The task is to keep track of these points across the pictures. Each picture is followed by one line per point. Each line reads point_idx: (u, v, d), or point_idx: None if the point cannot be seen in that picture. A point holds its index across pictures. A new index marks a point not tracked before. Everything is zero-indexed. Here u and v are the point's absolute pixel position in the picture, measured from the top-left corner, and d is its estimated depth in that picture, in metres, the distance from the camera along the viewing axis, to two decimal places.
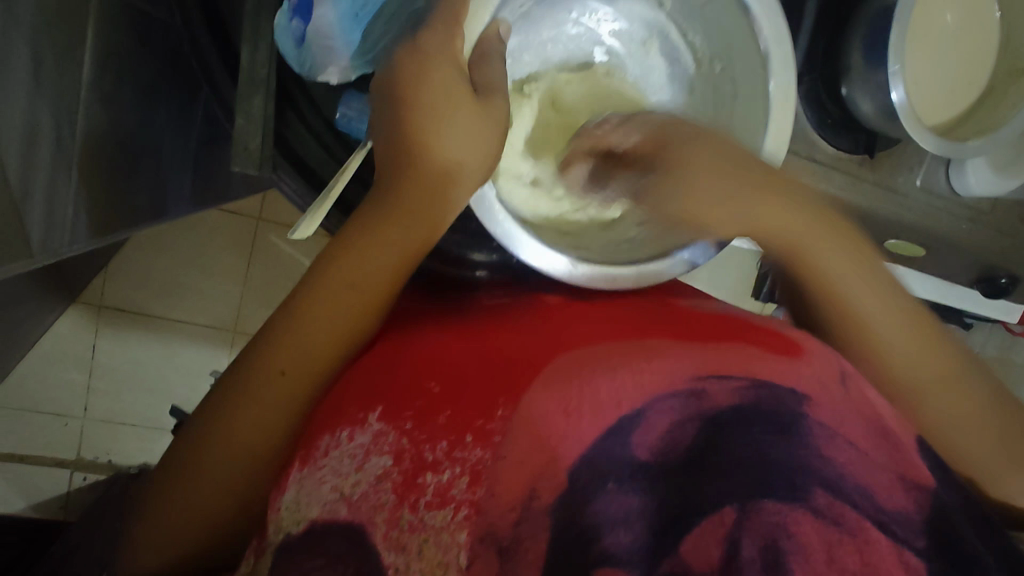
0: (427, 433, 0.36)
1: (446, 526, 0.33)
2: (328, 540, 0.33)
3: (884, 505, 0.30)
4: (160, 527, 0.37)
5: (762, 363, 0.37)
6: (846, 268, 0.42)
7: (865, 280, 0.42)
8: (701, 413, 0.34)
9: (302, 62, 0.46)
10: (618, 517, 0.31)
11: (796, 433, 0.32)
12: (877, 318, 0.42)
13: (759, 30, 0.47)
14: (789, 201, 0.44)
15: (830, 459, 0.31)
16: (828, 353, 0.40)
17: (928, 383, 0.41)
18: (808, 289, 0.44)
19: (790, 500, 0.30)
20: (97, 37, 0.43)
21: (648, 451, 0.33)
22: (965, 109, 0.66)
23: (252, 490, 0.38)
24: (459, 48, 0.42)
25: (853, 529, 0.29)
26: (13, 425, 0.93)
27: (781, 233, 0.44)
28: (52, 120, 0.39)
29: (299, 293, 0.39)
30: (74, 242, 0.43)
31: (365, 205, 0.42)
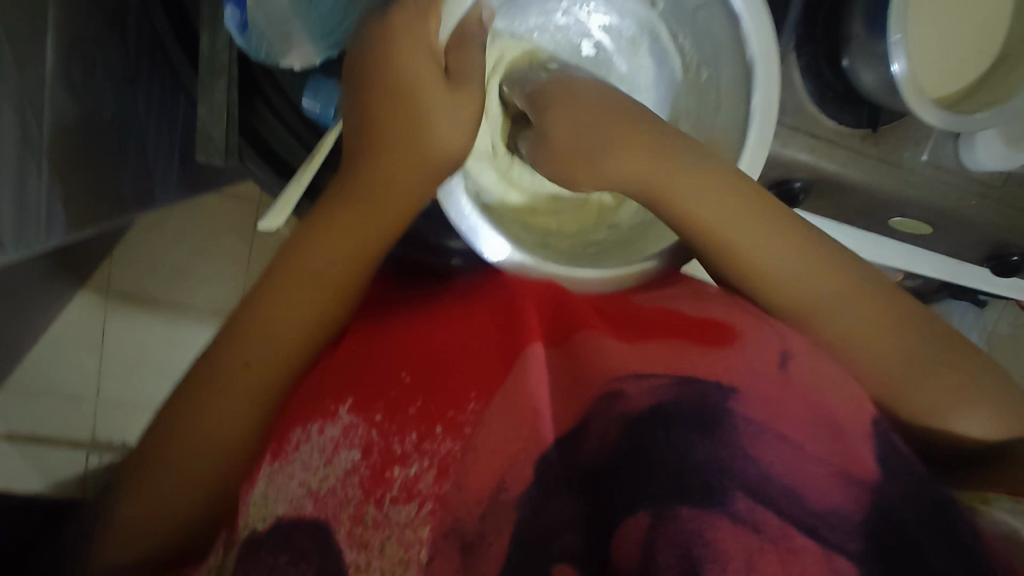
0: (396, 425, 0.37)
1: (410, 522, 0.33)
2: (295, 536, 0.34)
3: (815, 508, 0.32)
4: (135, 521, 0.39)
5: (690, 356, 0.38)
6: (730, 226, 0.43)
7: (762, 237, 0.43)
8: (625, 414, 0.35)
9: (257, 50, 0.44)
10: (565, 522, 0.32)
11: (722, 433, 0.33)
12: (781, 274, 0.43)
13: (749, 45, 0.47)
14: (652, 147, 0.43)
15: (755, 458, 0.33)
16: (770, 335, 0.41)
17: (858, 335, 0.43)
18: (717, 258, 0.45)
19: (711, 505, 0.31)
20: (60, 27, 0.43)
21: (597, 453, 0.34)
22: (972, 82, 0.62)
23: (225, 481, 0.40)
24: (432, 31, 0.40)
25: (774, 536, 0.31)
26: (28, 408, 0.95)
27: (652, 186, 0.43)
28: (16, 112, 0.39)
29: (270, 282, 0.40)
30: (50, 235, 0.44)
31: (337, 185, 0.41)
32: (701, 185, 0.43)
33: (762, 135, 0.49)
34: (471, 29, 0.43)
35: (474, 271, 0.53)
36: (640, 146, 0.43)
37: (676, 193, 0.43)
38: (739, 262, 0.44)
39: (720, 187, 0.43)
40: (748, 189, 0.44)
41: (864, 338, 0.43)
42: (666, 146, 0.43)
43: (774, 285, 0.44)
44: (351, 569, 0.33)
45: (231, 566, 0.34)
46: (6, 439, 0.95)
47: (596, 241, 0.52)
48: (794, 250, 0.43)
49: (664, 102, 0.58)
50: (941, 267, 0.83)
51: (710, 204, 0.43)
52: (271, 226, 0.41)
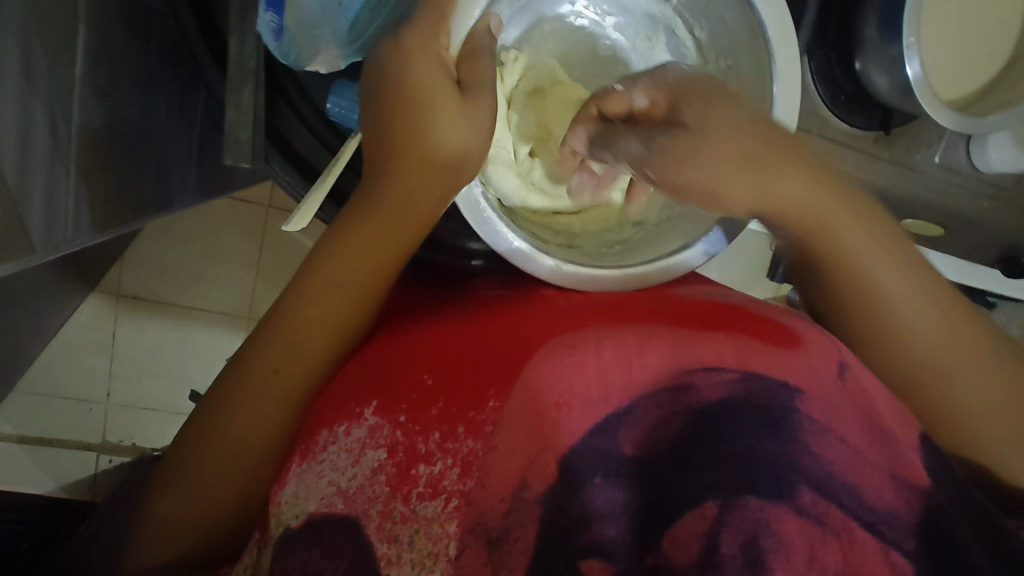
0: (420, 425, 0.37)
1: (436, 516, 0.34)
2: (327, 532, 0.34)
3: (873, 504, 0.31)
4: (173, 516, 0.39)
5: (755, 354, 0.37)
6: (867, 251, 0.40)
7: (891, 263, 0.40)
8: (691, 408, 0.35)
9: (286, 53, 0.45)
10: (602, 511, 0.32)
11: (786, 428, 0.33)
12: (898, 300, 0.40)
13: (765, 30, 0.47)
14: (806, 169, 0.39)
15: (819, 455, 0.32)
16: (829, 342, 0.39)
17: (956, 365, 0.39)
18: (835, 282, 0.41)
19: (776, 498, 0.30)
20: (89, 32, 0.43)
21: (638, 445, 0.34)
22: (986, 84, 0.62)
23: (260, 487, 0.40)
24: (443, 44, 0.41)
25: (837, 529, 0.30)
26: (39, 410, 0.95)
27: (790, 212, 0.39)
28: (47, 116, 0.39)
29: (293, 290, 0.41)
30: (76, 236, 0.44)
31: (358, 193, 0.42)
32: (858, 220, 0.40)
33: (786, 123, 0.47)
34: (483, 39, 0.43)
35: (494, 275, 0.56)
36: (793, 167, 0.39)
37: (827, 230, 0.40)
38: (867, 304, 0.40)
39: (868, 220, 0.40)
40: (877, 217, 0.41)
41: (991, 403, 0.39)
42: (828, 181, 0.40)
43: (892, 318, 0.40)
44: (383, 563, 0.33)
45: (266, 563, 0.34)
46: (16, 440, 0.95)
47: (621, 239, 0.53)
48: (919, 278, 0.40)
49: None
50: None
51: (855, 244, 0.40)
52: (297, 226, 0.42)
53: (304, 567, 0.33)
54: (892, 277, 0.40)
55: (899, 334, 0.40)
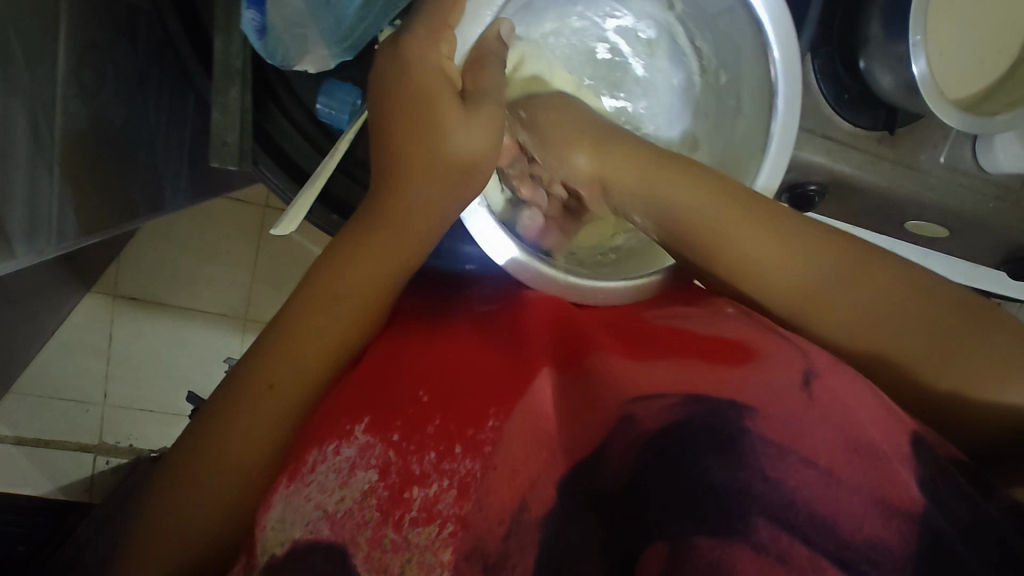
0: (416, 444, 0.36)
1: (430, 544, 0.32)
2: (311, 562, 0.32)
3: (847, 537, 0.29)
4: (155, 540, 0.37)
5: (700, 374, 0.37)
6: (720, 217, 0.45)
7: (746, 227, 0.44)
8: (637, 438, 0.34)
9: (272, 54, 0.44)
10: (589, 544, 0.32)
11: (739, 453, 0.31)
12: (763, 268, 0.44)
13: (770, 51, 0.46)
14: (680, 173, 0.47)
15: (778, 483, 0.30)
16: (792, 350, 0.38)
17: (840, 315, 0.42)
18: (706, 252, 0.46)
19: (730, 535, 0.29)
20: (70, 31, 0.42)
21: (618, 476, 0.34)
22: (994, 82, 0.61)
23: (244, 512, 0.37)
24: (443, 55, 0.41)
25: (802, 568, 0.28)
26: (35, 412, 0.95)
27: (664, 204, 0.47)
28: (26, 117, 0.38)
29: (287, 310, 0.41)
30: (60, 240, 0.43)
31: (355, 214, 0.42)
32: (703, 191, 0.46)
33: (785, 142, 0.48)
34: (493, 45, 0.44)
35: (485, 283, 0.54)
36: (670, 175, 0.47)
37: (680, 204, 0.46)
38: (743, 271, 0.45)
39: (720, 191, 0.46)
40: (730, 187, 0.46)
41: (885, 326, 0.40)
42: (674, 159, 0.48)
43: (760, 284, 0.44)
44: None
45: None
46: (12, 442, 0.94)
47: (615, 247, 0.57)
48: (780, 240, 0.44)
49: (683, 105, 0.58)
50: (954, 270, 0.82)
51: (701, 209, 0.45)
52: (284, 230, 0.40)
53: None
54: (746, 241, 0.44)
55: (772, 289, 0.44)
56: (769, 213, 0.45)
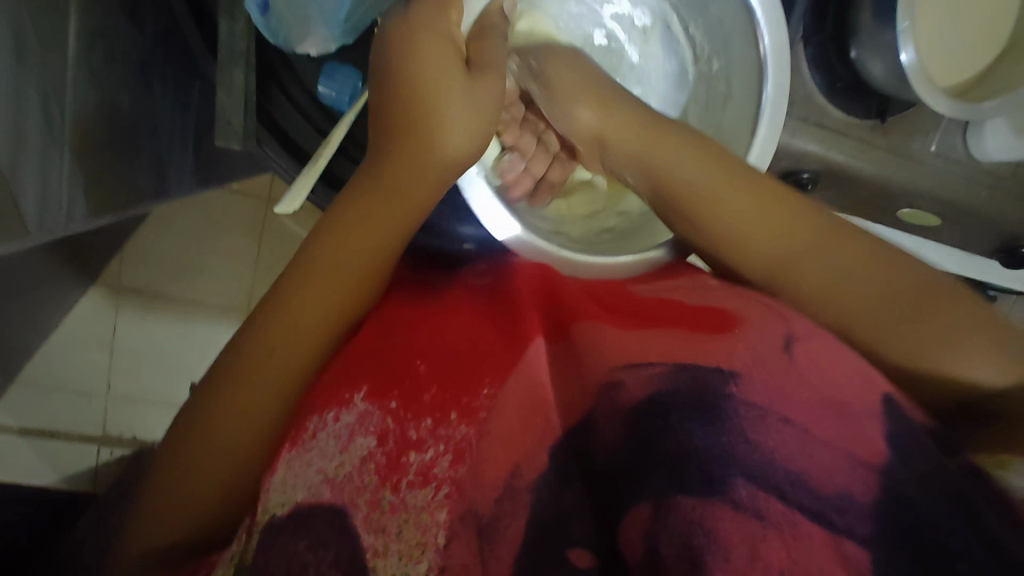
0: (413, 411, 0.37)
1: (427, 505, 0.34)
2: (313, 524, 0.33)
3: (821, 493, 0.31)
4: (163, 506, 0.39)
5: (687, 346, 0.37)
6: (706, 181, 0.46)
7: (733, 189, 0.46)
8: (624, 408, 0.35)
9: (275, 33, 0.46)
10: (575, 511, 0.34)
11: (719, 419, 0.33)
12: (749, 234, 0.45)
13: (761, 40, 0.48)
14: (675, 136, 0.48)
15: (756, 445, 0.32)
16: (775, 317, 0.40)
17: (821, 285, 0.43)
18: (693, 218, 0.47)
19: (711, 495, 0.31)
20: (82, 17, 0.44)
21: (608, 450, 0.35)
22: (983, 70, 0.62)
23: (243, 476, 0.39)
24: (452, 28, 0.44)
25: (778, 525, 0.30)
26: (40, 402, 0.96)
27: (654, 168, 0.48)
28: (39, 97, 0.40)
29: (285, 282, 0.42)
30: (70, 221, 0.44)
31: (350, 185, 0.43)
32: (692, 159, 0.47)
33: (774, 127, 0.49)
34: (494, 19, 0.47)
35: (482, 258, 0.55)
36: (666, 136, 0.49)
37: (665, 169, 0.48)
38: (724, 236, 0.46)
39: (710, 157, 0.47)
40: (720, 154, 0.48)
41: (853, 289, 0.42)
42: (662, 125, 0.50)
43: (748, 250, 0.45)
44: (369, 556, 0.32)
45: (250, 555, 0.33)
46: (17, 433, 0.96)
47: (608, 227, 0.57)
48: (765, 208, 0.45)
49: (677, 91, 0.59)
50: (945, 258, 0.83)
51: (688, 172, 0.47)
52: (287, 209, 0.43)
53: (290, 562, 0.32)
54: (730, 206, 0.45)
55: (751, 252, 0.45)
56: (757, 180, 0.46)
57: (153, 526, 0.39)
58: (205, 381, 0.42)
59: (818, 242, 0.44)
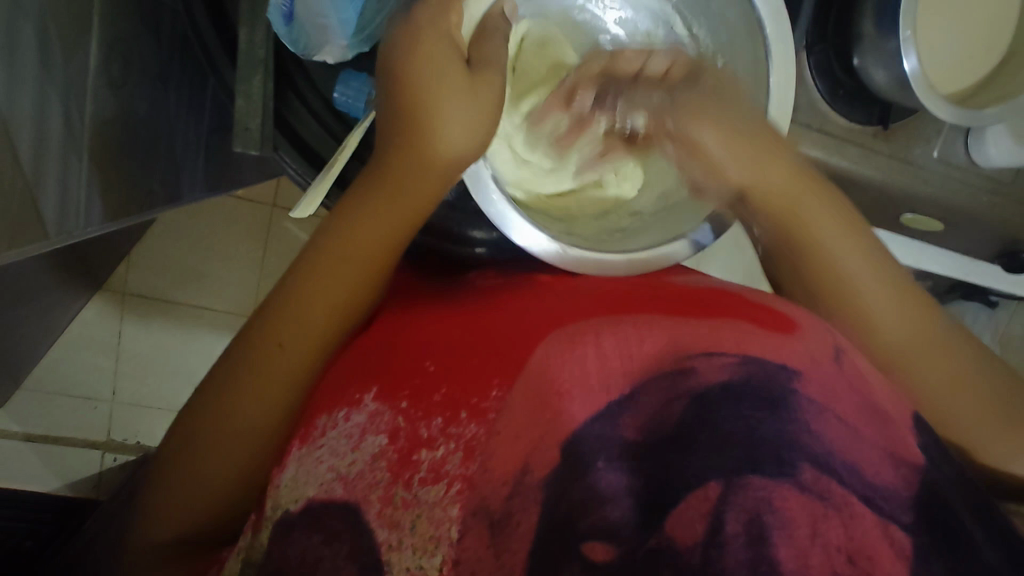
0: (423, 410, 0.38)
1: (439, 501, 0.34)
2: (326, 519, 0.36)
3: (872, 481, 0.32)
4: (172, 502, 0.40)
5: (752, 336, 0.39)
6: (834, 237, 0.46)
7: (853, 250, 0.46)
8: (690, 392, 0.36)
9: (296, 41, 0.47)
10: (614, 492, 0.33)
11: (785, 408, 0.34)
12: (864, 293, 0.45)
13: (765, 26, 0.47)
14: (796, 178, 0.47)
15: (818, 433, 0.33)
16: (821, 326, 0.41)
17: (917, 354, 0.44)
18: (804, 269, 0.48)
19: (779, 476, 0.32)
20: (102, 24, 0.45)
21: (643, 428, 0.36)
22: (981, 78, 0.63)
23: (258, 468, 0.41)
24: (452, 24, 0.42)
25: (838, 504, 0.31)
26: (46, 408, 0.96)
27: (783, 213, 0.47)
28: (61, 103, 0.40)
29: (294, 278, 0.42)
30: (88, 224, 0.45)
31: (366, 180, 0.43)
32: (832, 218, 0.47)
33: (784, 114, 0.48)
34: (497, 23, 0.46)
35: (490, 267, 0.57)
36: (785, 176, 0.47)
37: (814, 237, 0.47)
38: (860, 308, 0.45)
39: (841, 215, 0.47)
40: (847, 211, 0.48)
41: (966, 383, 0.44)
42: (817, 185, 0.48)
43: (855, 308, 0.45)
44: (383, 549, 0.34)
45: (264, 545, 0.36)
46: (22, 438, 0.96)
47: (621, 228, 0.53)
48: (880, 272, 0.46)
49: None
50: (952, 265, 0.82)
51: (843, 250, 0.46)
52: (302, 214, 0.43)
53: (304, 553, 0.35)
54: (876, 284, 0.45)
55: (883, 328, 0.45)
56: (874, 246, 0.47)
57: (160, 522, 0.40)
58: (210, 374, 0.42)
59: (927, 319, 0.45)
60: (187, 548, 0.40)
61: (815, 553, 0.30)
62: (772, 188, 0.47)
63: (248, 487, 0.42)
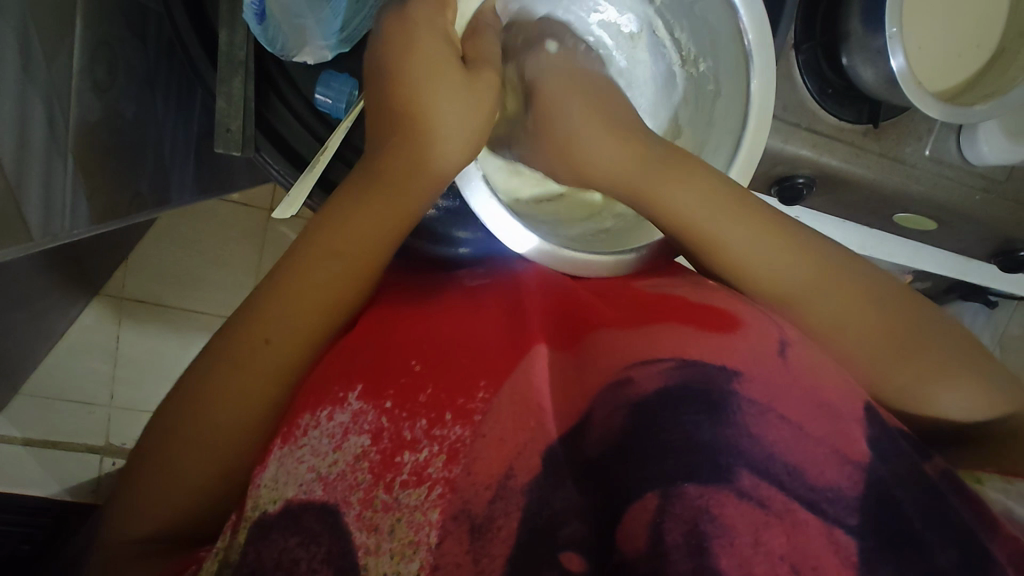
0: (407, 411, 0.38)
1: (420, 504, 0.34)
2: (304, 519, 0.35)
3: (814, 483, 0.33)
4: (149, 498, 0.39)
5: (688, 339, 0.39)
6: (678, 195, 0.46)
7: (711, 206, 0.46)
8: (630, 400, 0.36)
9: (272, 41, 0.47)
10: (573, 510, 0.34)
11: (724, 412, 0.34)
12: (737, 252, 0.46)
13: (744, 32, 0.48)
14: (638, 146, 0.48)
15: (758, 438, 0.34)
16: (766, 320, 0.43)
17: (813, 310, 0.45)
18: (675, 231, 0.47)
19: (716, 482, 0.32)
20: (85, 29, 0.45)
21: (599, 443, 0.36)
22: (970, 77, 0.63)
23: (237, 467, 0.41)
24: (448, 21, 0.44)
25: (779, 511, 0.31)
26: (42, 413, 0.97)
27: (628, 183, 0.48)
28: (44, 107, 0.41)
29: (280, 275, 0.42)
30: (74, 227, 0.45)
31: (357, 172, 0.44)
32: (676, 178, 0.46)
33: (763, 117, 0.50)
34: (488, 20, 0.47)
35: (477, 266, 0.56)
36: (629, 144, 0.48)
37: (681, 215, 0.46)
38: (727, 264, 0.46)
39: (692, 176, 0.46)
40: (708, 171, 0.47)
41: (857, 326, 0.44)
42: (666, 146, 0.48)
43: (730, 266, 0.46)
44: (361, 552, 0.33)
45: (240, 546, 0.34)
46: (21, 443, 0.96)
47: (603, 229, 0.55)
48: (748, 228, 0.46)
49: (667, 93, 0.59)
50: (946, 264, 0.84)
51: (693, 208, 0.46)
52: (283, 214, 0.44)
53: (280, 555, 0.33)
54: (738, 237, 0.45)
55: (750, 279, 0.46)
56: (740, 198, 0.46)
57: (135, 516, 0.39)
58: (193, 368, 0.42)
59: (817, 270, 0.45)
60: (158, 547, 0.39)
61: (757, 561, 0.30)
62: (606, 164, 0.49)
63: (230, 487, 0.41)
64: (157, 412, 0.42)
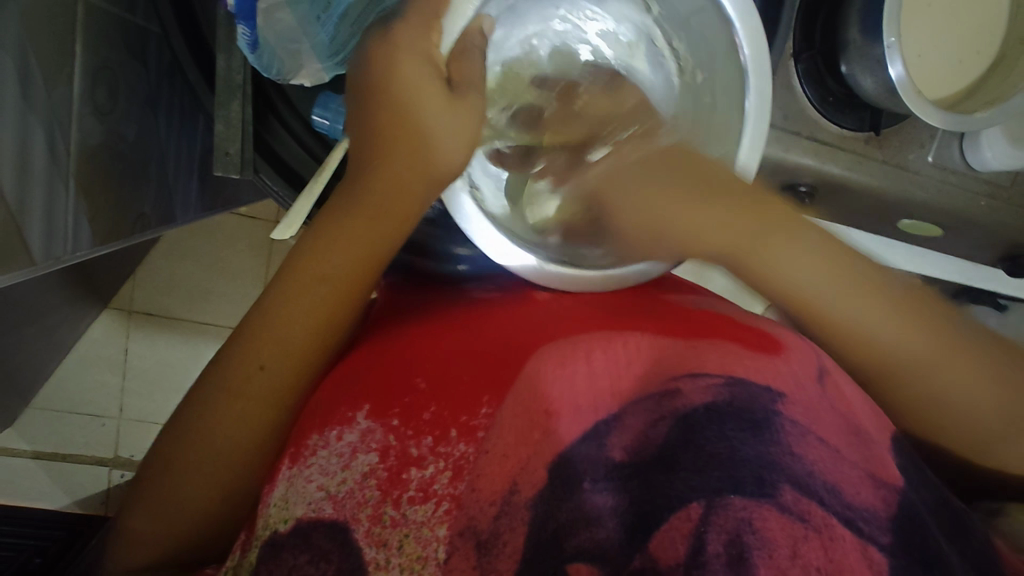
0: (413, 430, 0.39)
1: (427, 520, 0.35)
2: (315, 538, 0.35)
3: (850, 501, 0.33)
4: (153, 524, 0.40)
5: (739, 359, 0.40)
6: (794, 265, 0.45)
7: (824, 277, 0.45)
8: (675, 410, 0.36)
9: (268, 66, 0.48)
10: (606, 513, 0.34)
11: (768, 431, 0.35)
12: (854, 319, 0.44)
13: (740, 47, 0.46)
14: (744, 212, 0.47)
15: (800, 456, 0.34)
16: (808, 348, 0.43)
17: (910, 381, 0.43)
18: (784, 297, 0.46)
19: (758, 495, 0.32)
20: (85, 54, 0.46)
21: (626, 449, 0.36)
22: (973, 83, 0.62)
23: (245, 487, 0.42)
24: (435, 41, 0.42)
25: (818, 526, 0.31)
26: (54, 425, 0.97)
27: (731, 247, 0.47)
28: (45, 133, 0.41)
29: (275, 296, 0.42)
30: (76, 249, 0.45)
31: (339, 194, 0.43)
32: (789, 247, 0.46)
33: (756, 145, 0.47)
34: (475, 40, 0.43)
35: (486, 282, 0.56)
36: (727, 209, 0.47)
37: (785, 280, 0.46)
38: (821, 324, 0.45)
39: (805, 246, 0.46)
40: (826, 240, 0.47)
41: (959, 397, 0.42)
42: (765, 208, 0.47)
43: (834, 333, 0.45)
44: (371, 567, 0.34)
45: (252, 564, 0.35)
46: (31, 456, 0.97)
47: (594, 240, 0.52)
48: (862, 299, 0.44)
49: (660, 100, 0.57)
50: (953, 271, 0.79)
51: (799, 282, 0.45)
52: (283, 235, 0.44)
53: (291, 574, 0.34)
54: (834, 303, 0.44)
55: (861, 344, 0.44)
56: (850, 266, 0.45)
57: (139, 541, 0.40)
58: (189, 396, 0.42)
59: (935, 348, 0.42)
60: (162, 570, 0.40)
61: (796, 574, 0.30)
62: (714, 238, 0.48)
63: (238, 507, 0.42)
64: (158, 439, 0.43)
